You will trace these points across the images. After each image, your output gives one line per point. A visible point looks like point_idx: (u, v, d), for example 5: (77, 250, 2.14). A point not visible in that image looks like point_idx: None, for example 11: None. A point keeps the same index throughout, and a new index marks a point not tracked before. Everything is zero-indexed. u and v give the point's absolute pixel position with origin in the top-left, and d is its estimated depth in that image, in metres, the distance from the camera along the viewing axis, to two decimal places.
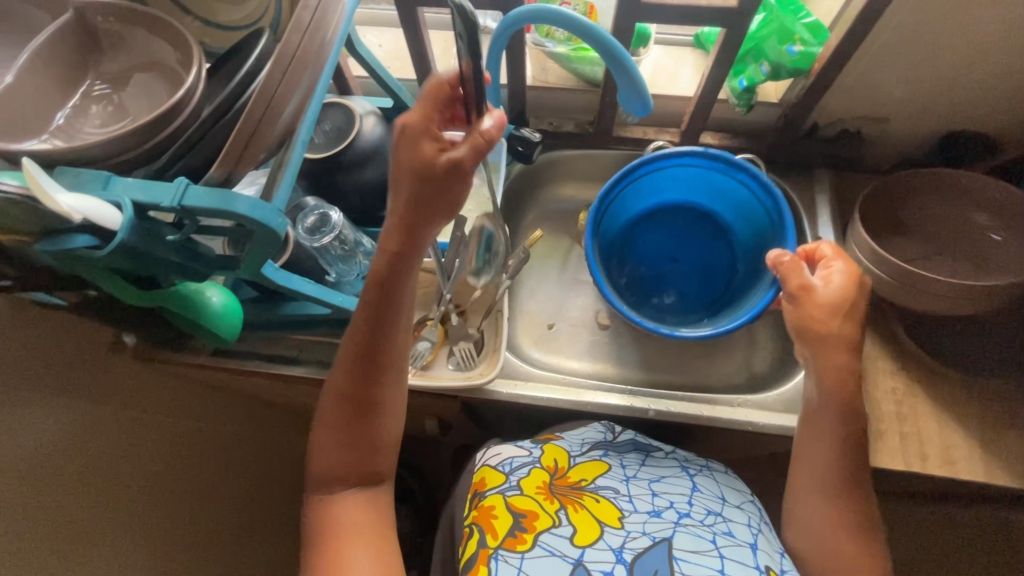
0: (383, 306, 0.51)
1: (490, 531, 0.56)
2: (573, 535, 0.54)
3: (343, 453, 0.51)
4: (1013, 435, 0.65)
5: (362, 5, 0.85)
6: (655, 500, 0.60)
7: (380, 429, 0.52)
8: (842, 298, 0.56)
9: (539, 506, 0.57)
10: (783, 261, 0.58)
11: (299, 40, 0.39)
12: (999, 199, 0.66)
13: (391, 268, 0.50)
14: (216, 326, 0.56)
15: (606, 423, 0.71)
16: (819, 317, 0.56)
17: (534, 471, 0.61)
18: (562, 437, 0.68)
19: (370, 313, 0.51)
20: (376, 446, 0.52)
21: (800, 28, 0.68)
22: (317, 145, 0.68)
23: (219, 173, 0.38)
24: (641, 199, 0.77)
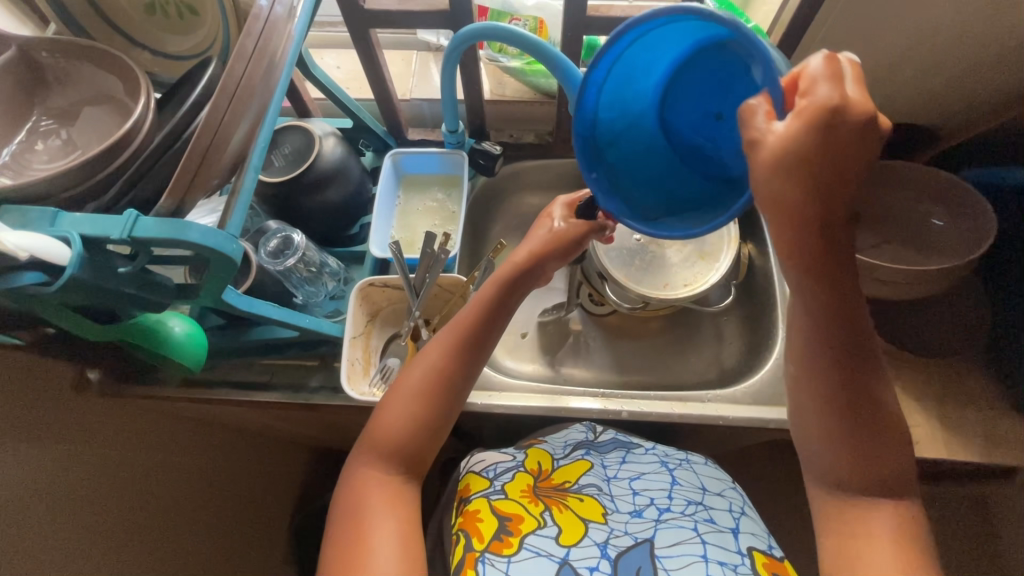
0: (502, 301, 0.58)
1: (476, 535, 0.55)
2: (558, 535, 0.55)
3: (412, 425, 0.53)
4: (970, 411, 0.67)
5: (318, 29, 0.86)
6: (636, 498, 0.61)
7: (452, 409, 0.55)
8: (807, 153, 0.33)
9: (524, 509, 0.57)
10: (754, 103, 0.34)
11: (243, 68, 0.39)
12: (942, 187, 0.69)
13: (516, 274, 0.59)
14: (182, 357, 0.57)
15: (587, 423, 0.72)
16: (772, 186, 0.35)
17: (519, 475, 0.62)
18: (544, 440, 0.69)
19: (489, 303, 0.57)
20: (441, 427, 0.55)
21: None
22: (274, 168, 0.68)
23: (169, 204, 0.38)
24: (637, 71, 0.41)
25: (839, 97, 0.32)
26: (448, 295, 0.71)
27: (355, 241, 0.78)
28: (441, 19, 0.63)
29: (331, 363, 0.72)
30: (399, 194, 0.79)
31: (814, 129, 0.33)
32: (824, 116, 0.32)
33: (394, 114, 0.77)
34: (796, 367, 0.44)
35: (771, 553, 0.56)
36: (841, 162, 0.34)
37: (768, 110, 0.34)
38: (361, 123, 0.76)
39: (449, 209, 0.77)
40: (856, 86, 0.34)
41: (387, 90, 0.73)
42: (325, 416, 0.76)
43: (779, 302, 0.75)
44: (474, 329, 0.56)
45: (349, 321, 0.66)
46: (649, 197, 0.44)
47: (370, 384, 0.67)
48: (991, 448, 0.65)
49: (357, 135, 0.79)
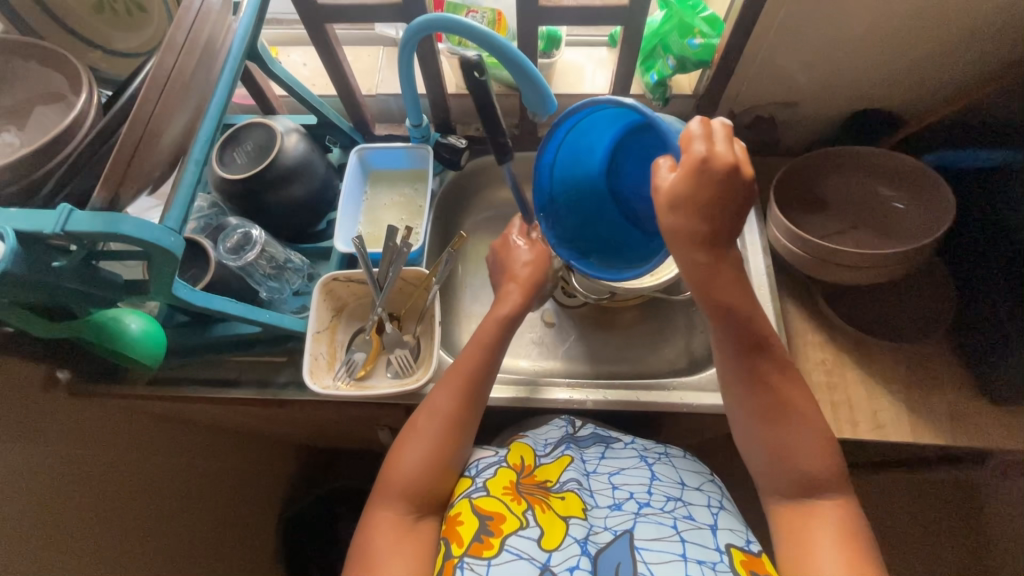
0: (499, 341, 0.63)
1: (455, 540, 0.54)
2: (540, 538, 0.54)
3: (426, 459, 0.57)
4: (937, 394, 0.67)
5: (282, 26, 0.86)
6: (616, 493, 0.61)
7: (461, 443, 0.59)
8: (687, 193, 0.45)
9: (506, 508, 0.56)
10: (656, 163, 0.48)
11: (174, 60, 0.39)
12: (898, 169, 0.70)
13: (510, 316, 0.65)
14: (135, 352, 0.55)
15: (566, 418, 0.71)
16: (673, 218, 0.46)
17: (501, 471, 0.61)
18: (526, 435, 0.68)
19: (487, 341, 0.63)
20: (452, 462, 0.59)
21: (698, 22, 0.70)
22: (237, 165, 0.68)
23: (103, 197, 0.38)
24: (584, 146, 0.66)
25: (706, 152, 0.44)
26: (412, 288, 0.71)
27: (322, 237, 0.78)
28: (397, 12, 0.63)
29: (299, 358, 0.72)
30: (366, 189, 0.79)
31: (687, 175, 0.45)
32: (694, 164, 0.44)
33: (357, 109, 0.76)
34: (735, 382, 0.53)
35: (749, 547, 0.55)
36: (715, 198, 0.45)
37: (669, 164, 0.47)
38: (325, 118, 0.76)
39: (417, 203, 0.78)
40: (726, 143, 0.45)
41: (350, 85, 0.73)
42: (297, 413, 0.76)
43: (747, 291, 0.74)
44: (477, 367, 0.61)
45: (313, 316, 0.67)
46: (595, 236, 0.68)
47: (334, 378, 0.67)
48: (957, 433, 0.65)
49: (322, 131, 0.79)
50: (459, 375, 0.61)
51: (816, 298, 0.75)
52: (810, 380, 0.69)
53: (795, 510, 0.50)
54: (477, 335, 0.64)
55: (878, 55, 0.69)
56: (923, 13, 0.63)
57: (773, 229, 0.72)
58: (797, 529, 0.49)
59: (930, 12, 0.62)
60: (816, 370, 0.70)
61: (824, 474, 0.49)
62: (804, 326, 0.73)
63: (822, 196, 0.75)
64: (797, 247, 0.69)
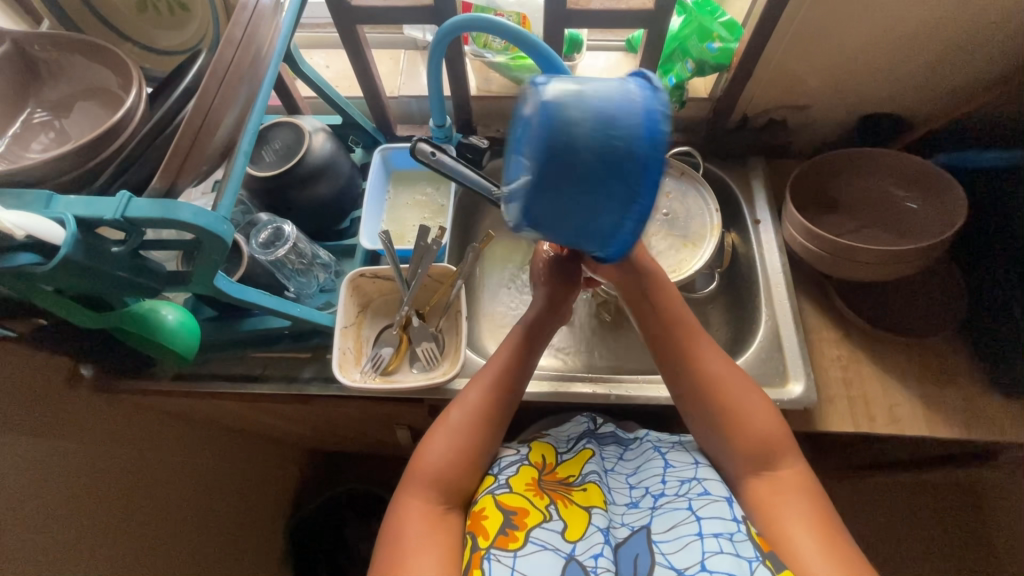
0: (527, 343, 0.62)
1: (481, 533, 0.53)
2: (564, 530, 0.54)
3: (456, 453, 0.56)
4: (951, 389, 0.69)
5: (306, 30, 0.87)
6: (633, 491, 0.60)
7: (491, 440, 0.58)
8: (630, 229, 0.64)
9: (529, 502, 0.56)
10: None
11: (232, 54, 0.41)
12: (910, 170, 0.73)
13: (538, 321, 0.63)
14: (171, 343, 0.57)
15: (588, 414, 0.70)
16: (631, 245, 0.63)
17: (524, 468, 0.60)
18: (547, 433, 0.67)
19: (516, 345, 0.62)
20: (481, 460, 0.58)
21: (716, 27, 0.73)
22: (265, 162, 0.69)
23: (162, 184, 0.39)
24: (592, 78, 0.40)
25: None
26: (436, 285, 0.72)
27: (345, 235, 0.79)
28: (426, 14, 0.65)
29: (323, 355, 0.72)
30: (388, 188, 0.81)
31: None
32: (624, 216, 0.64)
33: (382, 110, 0.78)
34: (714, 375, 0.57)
35: None
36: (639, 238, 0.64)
37: None
38: (350, 118, 0.77)
39: (438, 202, 0.79)
40: None
41: (376, 87, 0.74)
42: (317, 410, 0.77)
43: (763, 288, 0.75)
44: (509, 367, 0.60)
45: (341, 311, 0.68)
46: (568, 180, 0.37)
47: (361, 372, 0.68)
48: (971, 426, 0.66)
49: (346, 131, 0.80)
50: (488, 375, 0.60)
51: (829, 295, 0.77)
52: (825, 376, 0.71)
53: (766, 490, 0.52)
54: (504, 339, 0.63)
55: (890, 59, 0.71)
56: (937, 18, 0.65)
57: (789, 228, 0.74)
58: (771, 507, 0.51)
59: (942, 20, 0.65)
60: (832, 366, 0.72)
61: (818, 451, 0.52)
62: (819, 323, 0.75)
63: (834, 197, 0.77)
64: (815, 246, 0.71)
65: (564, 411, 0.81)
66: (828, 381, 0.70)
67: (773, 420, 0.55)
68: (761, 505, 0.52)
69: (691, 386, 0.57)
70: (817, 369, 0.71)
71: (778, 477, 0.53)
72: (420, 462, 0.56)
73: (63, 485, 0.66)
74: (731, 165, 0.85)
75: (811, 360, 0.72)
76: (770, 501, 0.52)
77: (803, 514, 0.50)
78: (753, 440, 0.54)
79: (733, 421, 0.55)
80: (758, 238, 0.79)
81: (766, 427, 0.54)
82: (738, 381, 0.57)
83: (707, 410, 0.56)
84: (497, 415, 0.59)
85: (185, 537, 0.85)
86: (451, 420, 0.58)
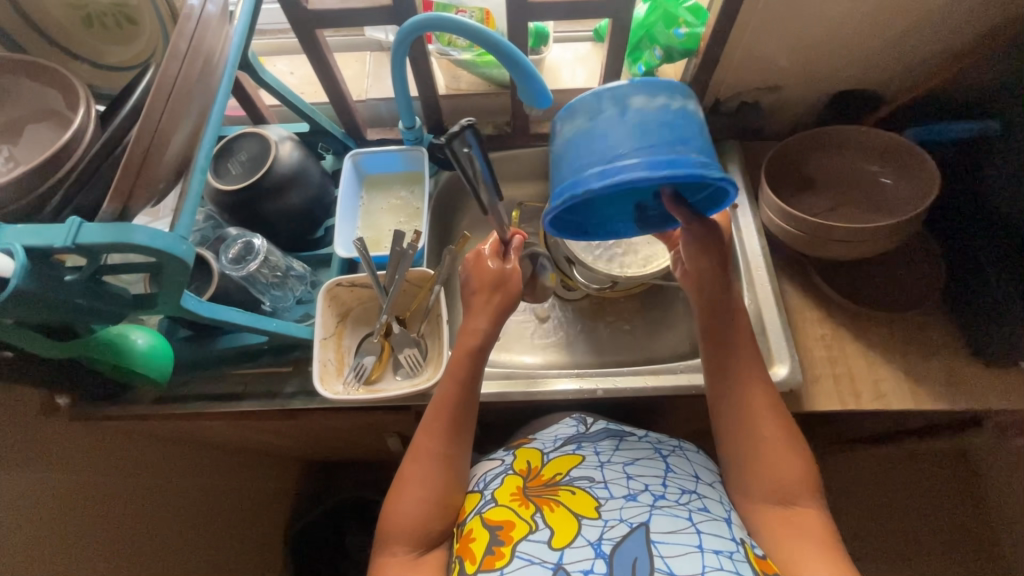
0: (471, 374, 0.59)
1: (468, 556, 0.53)
2: (550, 538, 0.51)
3: (423, 503, 0.55)
4: (935, 361, 0.69)
5: (267, 36, 0.85)
6: (630, 483, 0.57)
7: (455, 481, 0.57)
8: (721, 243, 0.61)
9: (515, 515, 0.55)
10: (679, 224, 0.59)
11: (179, 68, 0.39)
12: (883, 147, 0.73)
13: (481, 345, 0.59)
14: (146, 369, 0.55)
15: (578, 416, 0.69)
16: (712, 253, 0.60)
17: (508, 479, 0.60)
18: (535, 438, 0.67)
19: (457, 378, 0.58)
20: (449, 497, 0.57)
21: (682, 12, 0.72)
22: (231, 176, 0.67)
23: (113, 208, 0.38)
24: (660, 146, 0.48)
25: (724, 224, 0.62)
26: (416, 289, 0.71)
27: (321, 244, 0.77)
28: (386, 14, 0.63)
29: (306, 367, 0.71)
30: (361, 194, 0.79)
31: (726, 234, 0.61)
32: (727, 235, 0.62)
33: (350, 115, 0.76)
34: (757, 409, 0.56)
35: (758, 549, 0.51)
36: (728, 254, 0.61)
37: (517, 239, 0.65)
38: (317, 125, 0.75)
39: (413, 205, 0.78)
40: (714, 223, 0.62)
41: (340, 92, 0.72)
42: (304, 424, 0.76)
43: (745, 272, 0.75)
44: (457, 407, 0.58)
45: (318, 322, 0.66)
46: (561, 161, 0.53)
47: (344, 383, 0.67)
48: (956, 396, 0.67)
49: (315, 138, 0.79)
50: (439, 420, 0.58)
51: (810, 276, 0.77)
52: (811, 355, 0.71)
53: (778, 519, 0.52)
54: (445, 371, 0.60)
55: (856, 35, 0.71)
56: None
57: (765, 211, 0.74)
58: (782, 535, 0.51)
59: None
60: (817, 345, 0.72)
61: (796, 485, 0.53)
62: (801, 304, 0.75)
63: (812, 176, 0.77)
64: (792, 228, 0.71)
65: (554, 407, 0.81)
66: (814, 360, 0.71)
67: (794, 461, 0.53)
68: (770, 534, 0.52)
69: (732, 427, 0.56)
70: (802, 350, 0.72)
71: (793, 512, 0.52)
72: (389, 522, 0.54)
73: (45, 518, 0.65)
74: None
75: (796, 341, 0.72)
76: (781, 529, 0.51)
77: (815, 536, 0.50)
78: (771, 478, 0.53)
79: (752, 450, 0.54)
80: (736, 222, 0.78)
81: (791, 476, 0.53)
82: (745, 401, 0.56)
83: (741, 453, 0.55)
84: (452, 458, 0.57)
85: (180, 562, 0.84)
86: (409, 472, 0.57)
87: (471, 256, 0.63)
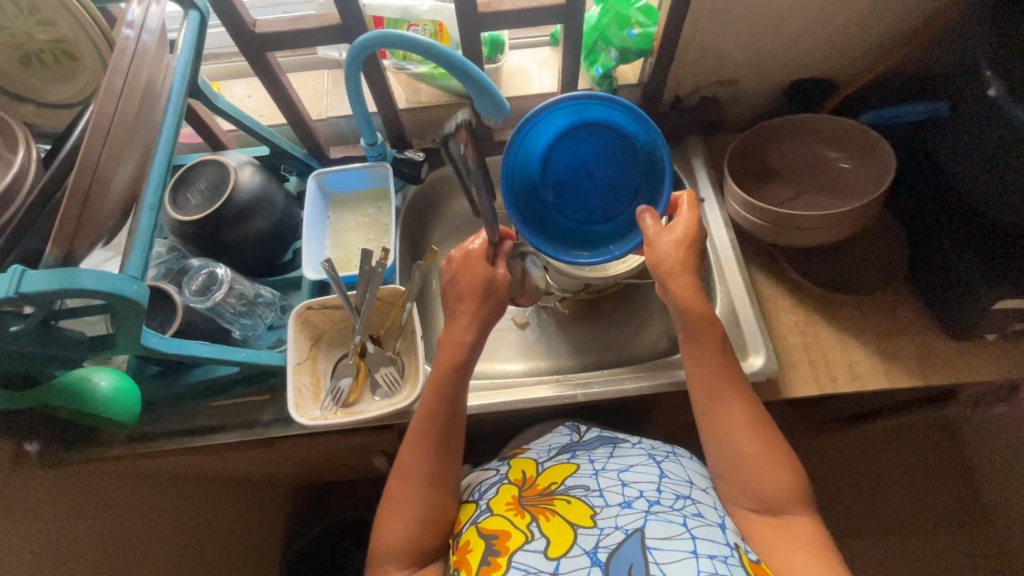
0: (456, 385, 0.58)
1: (465, 566, 0.52)
2: (546, 548, 0.50)
3: (414, 521, 0.54)
4: (905, 339, 0.70)
5: (222, 60, 0.84)
6: (625, 490, 0.55)
7: (447, 495, 0.57)
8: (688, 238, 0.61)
9: (510, 524, 0.54)
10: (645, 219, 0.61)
11: (115, 105, 0.38)
12: (840, 132, 0.74)
13: (467, 357, 0.59)
14: (110, 411, 0.53)
15: (571, 426, 0.70)
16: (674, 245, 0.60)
17: (503, 489, 0.59)
18: (529, 448, 0.66)
19: (442, 392, 0.58)
20: (441, 512, 0.56)
21: (634, 13, 0.73)
22: (191, 206, 0.66)
23: (56, 252, 0.37)
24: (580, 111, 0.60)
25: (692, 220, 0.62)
26: (389, 307, 0.71)
27: (289, 268, 0.77)
28: (337, 33, 0.63)
29: (282, 394, 0.70)
30: (328, 214, 0.78)
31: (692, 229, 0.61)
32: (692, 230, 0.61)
33: (310, 135, 0.75)
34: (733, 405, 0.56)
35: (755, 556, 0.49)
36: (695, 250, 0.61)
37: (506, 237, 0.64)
38: (277, 148, 0.74)
39: (381, 221, 0.77)
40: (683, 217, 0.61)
41: (298, 113, 0.72)
42: (285, 451, 0.74)
43: (717, 266, 0.76)
44: (442, 421, 0.57)
45: (291, 348, 0.66)
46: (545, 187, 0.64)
47: (321, 408, 0.66)
48: (928, 372, 0.68)
49: (277, 160, 0.78)
50: (425, 436, 0.57)
51: (780, 264, 0.78)
52: (785, 343, 0.72)
53: (767, 525, 0.52)
54: (428, 384, 0.59)
55: (805, 25, 0.72)
56: None
57: (730, 203, 0.74)
58: (772, 539, 0.51)
59: None
60: (791, 333, 0.72)
61: (784, 495, 0.52)
62: (774, 292, 0.76)
63: (775, 165, 0.78)
64: (757, 218, 0.71)
65: (539, 414, 0.81)
66: (789, 347, 0.71)
67: (773, 452, 0.54)
68: (760, 538, 0.52)
69: (707, 424, 0.56)
70: (777, 337, 0.72)
71: (783, 522, 0.52)
72: (379, 542, 0.54)
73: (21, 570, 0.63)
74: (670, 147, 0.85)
75: (770, 329, 0.73)
76: (772, 536, 0.51)
77: (801, 544, 0.50)
78: (752, 470, 0.53)
79: (733, 444, 0.55)
80: (704, 217, 0.79)
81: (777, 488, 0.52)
82: (724, 397, 0.56)
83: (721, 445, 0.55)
84: (442, 473, 0.57)
85: None
86: (398, 490, 0.56)
87: (457, 254, 0.61)
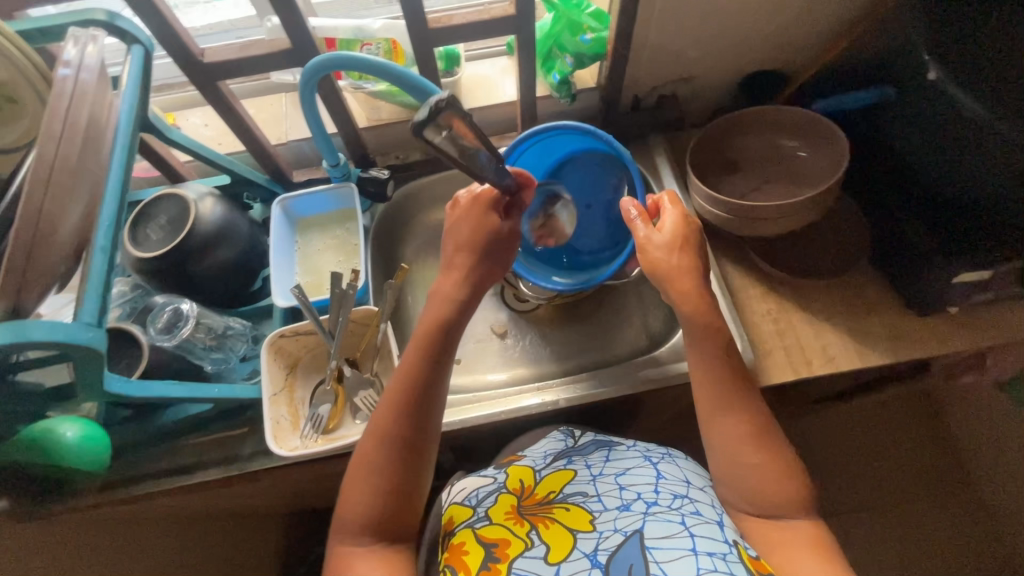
0: (442, 342, 0.55)
1: (462, 567, 0.51)
2: (547, 554, 0.50)
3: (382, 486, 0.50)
4: (874, 319, 0.72)
5: (175, 91, 0.83)
6: (624, 493, 0.55)
7: (422, 463, 0.52)
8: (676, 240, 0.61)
9: (510, 532, 0.53)
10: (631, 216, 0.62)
11: (55, 149, 0.37)
12: (795, 122, 0.76)
13: (456, 314, 0.56)
14: (77, 462, 0.51)
15: (564, 431, 0.70)
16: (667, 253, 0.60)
17: (503, 497, 0.58)
18: (524, 455, 0.66)
19: (427, 349, 0.54)
20: (413, 487, 0.51)
21: (585, 18, 0.74)
22: (151, 241, 0.64)
23: (3, 305, 0.36)
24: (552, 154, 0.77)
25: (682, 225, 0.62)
26: (363, 328, 0.70)
27: (260, 296, 0.75)
28: (288, 57, 0.62)
29: (261, 426, 0.68)
30: (296, 239, 0.77)
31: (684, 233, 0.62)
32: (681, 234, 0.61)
33: (272, 161, 0.74)
34: (714, 400, 0.56)
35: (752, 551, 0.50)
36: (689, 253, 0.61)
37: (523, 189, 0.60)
38: (238, 176, 0.73)
39: (350, 242, 0.77)
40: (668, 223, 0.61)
41: (257, 140, 0.71)
42: (269, 483, 0.73)
43: None
44: (424, 377, 0.53)
45: (266, 379, 0.64)
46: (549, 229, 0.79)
47: (301, 437, 0.65)
48: (899, 350, 0.70)
49: (238, 189, 0.77)
50: (401, 394, 0.53)
51: (749, 254, 0.79)
52: (760, 331, 0.73)
53: (764, 524, 0.52)
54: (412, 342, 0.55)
55: (752, 20, 0.74)
56: None
57: (694, 197, 0.76)
58: (770, 533, 0.51)
59: None
60: (765, 321, 0.74)
61: (782, 502, 0.52)
62: (745, 283, 0.77)
63: (735, 158, 0.80)
64: (721, 211, 0.72)
65: (525, 422, 0.81)
66: (763, 336, 0.72)
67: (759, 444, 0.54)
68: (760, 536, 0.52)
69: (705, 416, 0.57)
70: (751, 327, 0.73)
71: (784, 523, 0.51)
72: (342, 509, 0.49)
73: None
74: (633, 147, 0.86)
75: (744, 319, 0.74)
76: (772, 538, 0.51)
77: (801, 543, 0.50)
78: (737, 462, 0.54)
79: (717, 439, 0.55)
80: None
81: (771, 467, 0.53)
82: (705, 394, 0.56)
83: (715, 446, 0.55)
84: (418, 436, 0.52)
85: None
86: (366, 454, 0.51)
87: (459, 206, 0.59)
